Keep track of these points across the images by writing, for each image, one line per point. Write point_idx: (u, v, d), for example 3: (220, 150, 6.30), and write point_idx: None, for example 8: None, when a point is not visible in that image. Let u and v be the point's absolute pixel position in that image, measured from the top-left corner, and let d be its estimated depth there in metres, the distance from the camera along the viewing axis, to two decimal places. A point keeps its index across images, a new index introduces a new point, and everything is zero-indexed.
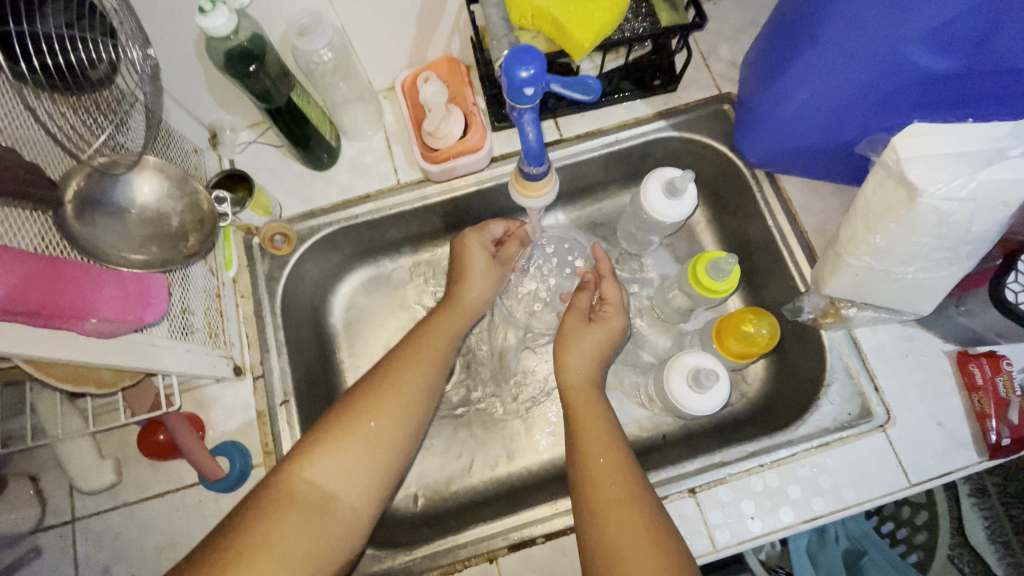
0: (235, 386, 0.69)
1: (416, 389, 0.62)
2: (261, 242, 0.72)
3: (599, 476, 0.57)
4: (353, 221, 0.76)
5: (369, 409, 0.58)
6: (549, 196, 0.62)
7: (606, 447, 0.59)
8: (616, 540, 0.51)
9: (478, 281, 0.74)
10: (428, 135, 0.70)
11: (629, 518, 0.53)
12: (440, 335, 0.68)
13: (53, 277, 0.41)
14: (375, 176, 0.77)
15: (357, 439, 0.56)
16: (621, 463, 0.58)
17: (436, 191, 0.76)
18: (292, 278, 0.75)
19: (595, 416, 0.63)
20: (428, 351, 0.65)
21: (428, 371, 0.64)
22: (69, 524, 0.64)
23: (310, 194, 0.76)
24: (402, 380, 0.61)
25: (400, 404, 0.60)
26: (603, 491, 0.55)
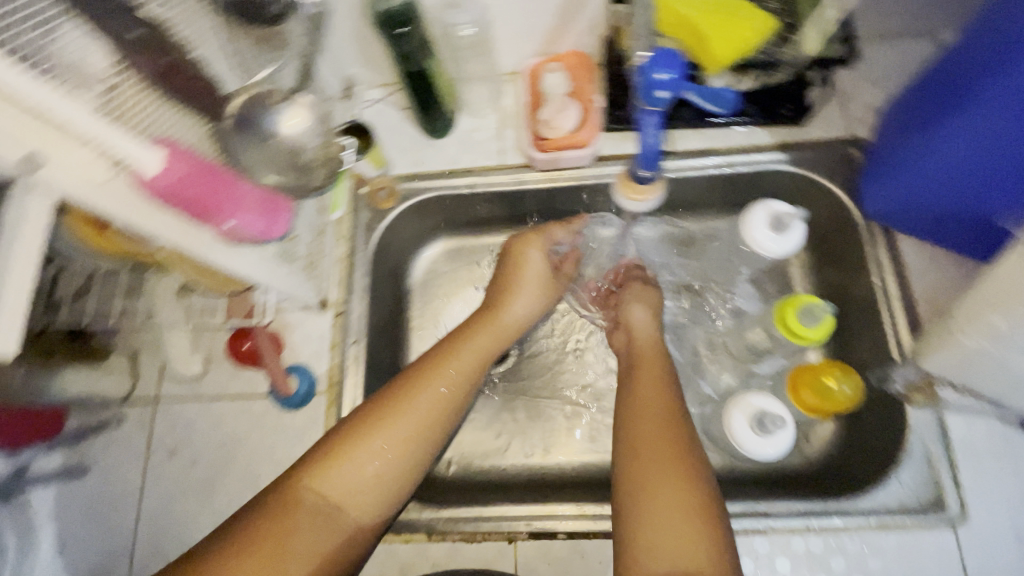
0: (316, 317, 0.74)
1: (430, 401, 0.61)
2: (369, 192, 0.78)
3: (646, 436, 0.58)
4: (451, 191, 0.79)
5: (379, 424, 0.57)
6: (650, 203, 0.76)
7: (662, 405, 0.61)
8: (648, 493, 0.53)
9: (524, 295, 0.75)
10: (542, 123, 0.73)
11: (665, 460, 0.55)
12: (472, 348, 0.68)
13: (210, 181, 0.45)
14: (481, 152, 0.79)
15: (365, 449, 0.55)
16: (672, 435, 0.58)
17: (535, 178, 0.77)
18: (386, 230, 0.79)
19: (654, 379, 0.65)
20: (453, 364, 0.65)
21: (447, 376, 0.63)
22: (153, 402, 0.72)
23: (419, 157, 0.80)
24: (419, 393, 0.61)
25: (410, 418, 0.59)
26: (648, 452, 0.56)
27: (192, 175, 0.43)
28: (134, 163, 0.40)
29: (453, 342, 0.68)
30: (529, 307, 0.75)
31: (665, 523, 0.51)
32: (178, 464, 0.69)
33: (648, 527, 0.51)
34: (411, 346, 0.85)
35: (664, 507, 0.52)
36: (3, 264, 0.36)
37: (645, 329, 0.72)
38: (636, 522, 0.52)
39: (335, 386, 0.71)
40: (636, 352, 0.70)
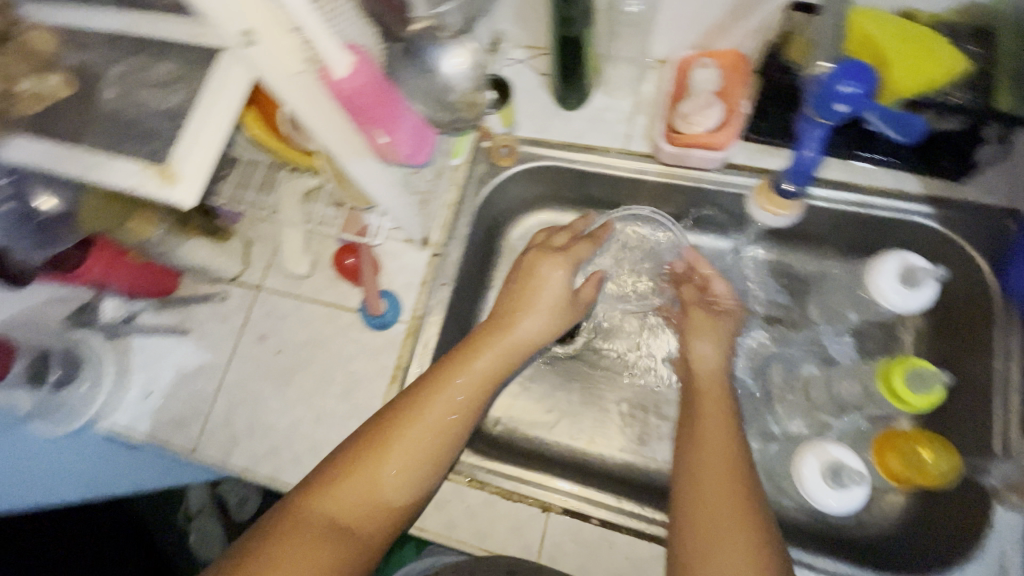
0: (415, 251, 0.77)
1: (435, 418, 0.59)
2: (491, 147, 0.79)
3: (709, 478, 0.55)
4: (568, 164, 0.79)
5: (385, 446, 0.56)
6: (782, 219, 0.73)
7: (727, 450, 0.58)
8: (712, 545, 0.50)
9: (539, 316, 0.68)
10: (681, 116, 0.71)
11: (727, 502, 0.53)
12: (484, 361, 0.64)
13: (381, 99, 0.45)
14: (608, 132, 0.79)
15: (372, 472, 0.55)
16: (735, 481, 0.55)
17: (655, 170, 0.76)
18: (497, 187, 0.81)
19: (719, 421, 0.61)
20: (462, 378, 0.62)
21: (455, 395, 0.61)
22: (256, 289, 0.78)
23: (546, 124, 0.80)
24: (427, 406, 0.59)
25: (416, 437, 0.58)
26: (709, 495, 0.54)
27: (371, 90, 0.43)
28: (326, 64, 0.40)
29: (453, 359, 0.64)
30: (541, 329, 0.68)
31: None
32: (265, 349, 0.76)
33: None
34: (488, 303, 0.87)
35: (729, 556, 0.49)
36: (201, 120, 0.38)
37: (710, 368, 0.69)
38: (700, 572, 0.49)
39: (417, 320, 0.75)
40: (694, 388, 0.67)
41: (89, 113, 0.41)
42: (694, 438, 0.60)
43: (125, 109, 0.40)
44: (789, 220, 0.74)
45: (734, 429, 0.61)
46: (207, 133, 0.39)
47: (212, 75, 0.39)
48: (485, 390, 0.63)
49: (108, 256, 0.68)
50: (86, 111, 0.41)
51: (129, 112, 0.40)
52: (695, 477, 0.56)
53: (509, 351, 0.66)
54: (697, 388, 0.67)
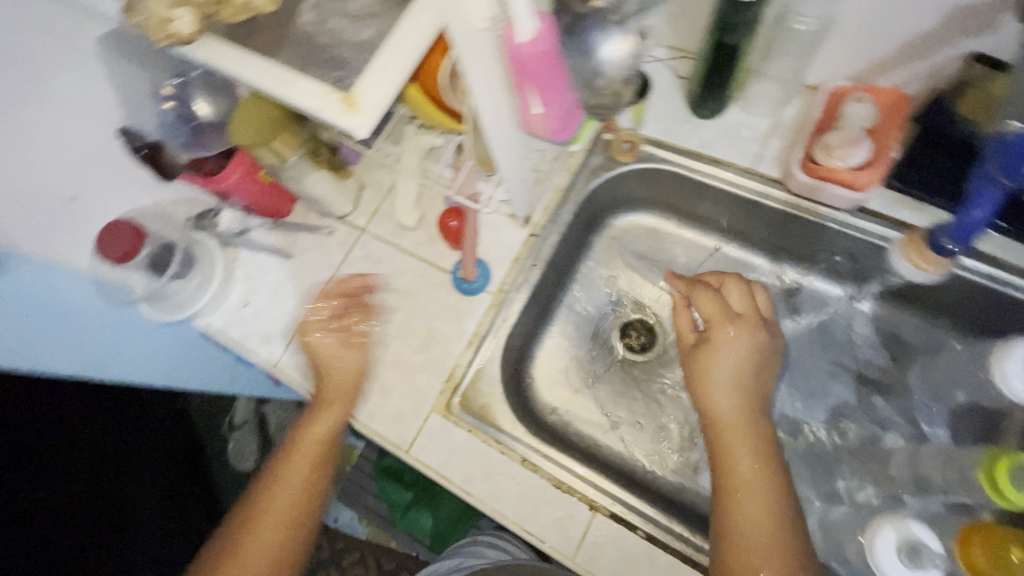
0: (514, 228, 0.78)
1: (281, 501, 0.68)
2: (613, 141, 0.77)
3: (750, 523, 0.56)
4: (688, 174, 0.77)
5: (240, 547, 0.65)
6: (928, 276, 0.68)
7: (761, 493, 0.58)
8: None
9: (345, 365, 0.72)
10: (824, 146, 0.67)
11: (768, 544, 0.55)
12: (310, 441, 0.71)
13: (542, 73, 0.44)
14: (737, 149, 0.76)
15: (243, 558, 0.64)
16: (771, 529, 0.56)
17: (781, 197, 0.73)
18: (608, 182, 0.80)
19: (744, 456, 0.60)
20: (291, 467, 0.70)
21: (297, 473, 0.70)
22: (361, 230, 0.82)
23: (674, 127, 0.77)
24: (273, 497, 0.68)
25: (268, 524, 0.66)
26: (749, 538, 0.55)
27: (554, 59, 0.44)
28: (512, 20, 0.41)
29: (283, 462, 0.71)
30: (328, 400, 0.74)
31: None
32: (357, 288, 0.80)
33: None
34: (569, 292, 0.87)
35: None
36: (389, 55, 0.40)
37: (733, 410, 0.63)
38: None
39: (504, 293, 0.76)
40: (715, 420, 0.63)
41: (285, 31, 0.43)
42: (724, 478, 0.60)
43: (318, 34, 0.42)
44: (936, 278, 0.69)
45: (772, 469, 0.60)
46: (392, 67, 0.40)
47: (408, 15, 0.40)
48: (316, 459, 0.71)
49: (245, 167, 0.71)
50: (281, 28, 0.43)
51: (321, 36, 0.42)
52: (731, 517, 0.57)
53: (342, 386, 0.72)
54: (714, 423, 0.63)
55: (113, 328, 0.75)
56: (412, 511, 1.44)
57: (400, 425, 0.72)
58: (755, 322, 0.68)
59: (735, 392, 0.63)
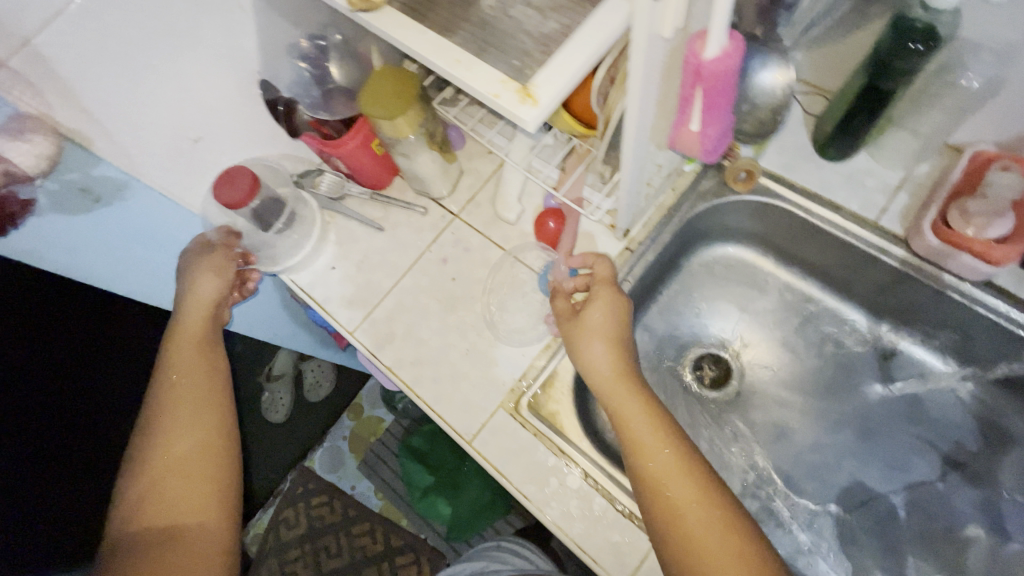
0: (610, 239, 0.77)
1: (190, 402, 0.64)
2: (727, 169, 0.74)
3: (661, 472, 0.53)
4: (802, 213, 0.73)
5: (156, 459, 0.60)
6: None
7: (655, 428, 0.55)
8: (687, 527, 0.50)
9: (195, 308, 0.70)
10: (962, 212, 0.63)
11: (681, 480, 0.52)
12: (192, 344, 0.68)
13: (717, 93, 0.43)
14: (860, 198, 0.72)
15: (166, 470, 0.60)
16: (684, 467, 0.53)
17: (900, 255, 0.69)
18: (713, 209, 0.78)
19: (636, 405, 0.57)
20: (179, 367, 0.66)
21: (182, 372, 0.65)
22: (454, 214, 0.82)
23: (794, 163, 0.75)
24: (171, 409, 0.63)
25: (185, 430, 0.62)
26: (667, 478, 0.52)
27: (732, 76, 0.42)
28: (706, 37, 0.39)
29: (165, 369, 0.66)
30: (212, 294, 0.71)
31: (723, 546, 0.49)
32: (441, 271, 0.80)
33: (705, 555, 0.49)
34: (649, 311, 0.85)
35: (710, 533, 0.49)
36: (574, 52, 0.39)
37: (608, 359, 0.60)
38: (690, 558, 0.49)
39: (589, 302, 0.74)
40: (598, 385, 0.59)
41: (467, 10, 0.43)
42: (624, 435, 0.56)
43: (501, 18, 0.42)
44: None
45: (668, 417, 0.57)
46: (573, 63, 0.39)
47: (598, 11, 0.39)
48: (207, 355, 0.68)
49: (364, 134, 0.73)
50: (466, 7, 0.43)
51: (504, 22, 0.42)
52: (642, 466, 0.54)
53: (198, 328, 0.69)
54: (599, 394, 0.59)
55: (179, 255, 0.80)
56: (432, 496, 1.44)
57: (467, 415, 0.72)
58: (608, 282, 0.66)
59: (614, 349, 0.61)
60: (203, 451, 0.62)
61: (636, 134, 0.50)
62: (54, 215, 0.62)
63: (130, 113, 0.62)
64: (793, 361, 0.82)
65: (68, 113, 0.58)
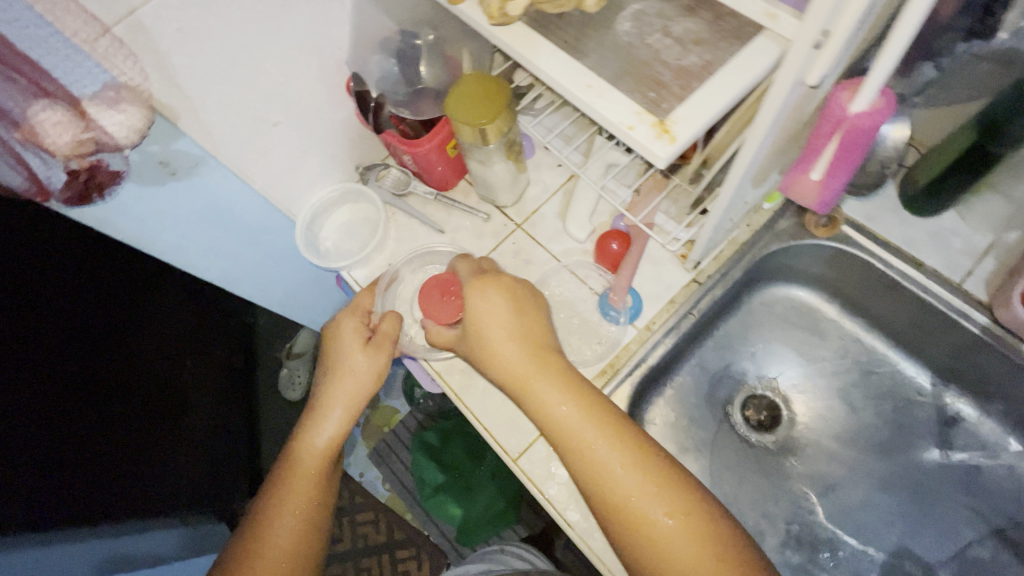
0: (677, 269, 0.75)
1: (317, 476, 0.64)
2: (807, 218, 0.74)
3: (601, 464, 0.51)
4: (881, 266, 0.71)
5: (272, 521, 0.61)
6: None
7: (582, 414, 0.53)
8: (640, 521, 0.49)
9: (347, 374, 0.68)
10: None
11: (622, 467, 0.51)
12: (340, 409, 0.67)
13: (850, 146, 0.48)
14: (945, 258, 0.70)
15: (273, 538, 0.60)
16: (622, 451, 0.52)
17: (984, 323, 0.67)
18: (785, 251, 0.76)
19: (554, 390, 0.54)
20: (325, 431, 0.66)
21: (323, 434, 0.66)
22: (518, 225, 0.81)
23: (877, 214, 0.73)
24: (303, 477, 0.63)
25: (303, 502, 0.62)
26: (609, 472, 0.51)
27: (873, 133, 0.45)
28: (858, 98, 0.43)
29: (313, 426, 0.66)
30: (369, 371, 0.69)
31: (680, 539, 0.48)
32: None
33: (663, 550, 0.48)
34: (705, 344, 0.82)
35: (658, 522, 0.49)
36: (719, 94, 0.37)
37: (515, 353, 0.56)
38: (652, 556, 0.48)
39: (650, 332, 0.73)
40: (511, 379, 0.56)
41: (603, 33, 0.42)
42: (555, 434, 0.54)
43: (640, 46, 0.41)
44: None
45: (577, 384, 0.56)
46: (716, 103, 0.37)
47: (749, 46, 0.38)
48: (346, 425, 0.67)
49: (441, 136, 0.73)
50: (602, 30, 0.42)
51: (641, 50, 0.41)
52: (583, 464, 0.52)
53: (348, 395, 0.68)
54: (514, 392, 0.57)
55: (239, 238, 0.81)
56: (443, 495, 1.43)
57: (514, 432, 0.71)
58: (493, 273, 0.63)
59: (521, 341, 0.57)
60: (302, 537, 0.61)
61: (743, 176, 0.48)
62: (133, 185, 0.61)
63: (220, 92, 0.61)
64: (847, 413, 0.79)
65: (163, 88, 0.56)
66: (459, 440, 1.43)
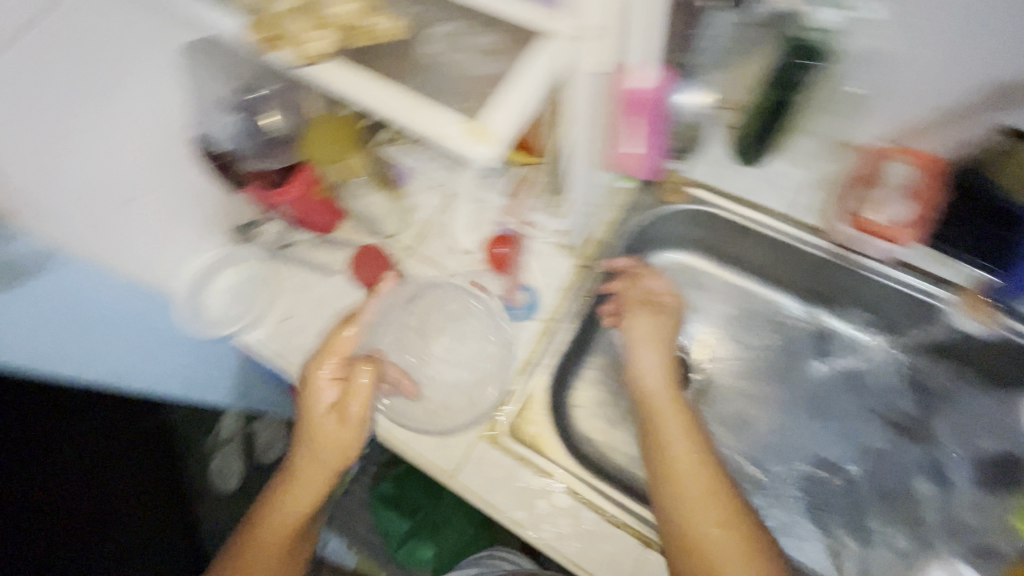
0: (566, 258, 0.79)
1: (283, 530, 0.65)
2: (662, 183, 0.81)
3: (686, 473, 0.59)
4: (734, 218, 0.80)
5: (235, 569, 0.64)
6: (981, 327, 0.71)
7: (705, 454, 0.61)
8: (696, 524, 0.56)
9: (324, 438, 0.65)
10: (866, 202, 0.73)
11: (699, 487, 0.58)
12: (316, 475, 0.65)
13: (644, 113, 0.57)
14: (781, 200, 0.80)
15: None
16: (701, 467, 0.60)
17: (823, 247, 0.77)
18: (653, 221, 0.83)
19: (680, 426, 0.63)
20: (299, 488, 0.65)
21: (300, 490, 0.65)
22: (408, 248, 0.82)
23: (720, 173, 0.82)
24: (267, 528, 0.65)
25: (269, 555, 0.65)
26: (679, 469, 0.60)
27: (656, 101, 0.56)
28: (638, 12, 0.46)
29: (288, 479, 0.66)
30: (347, 437, 0.64)
31: (733, 557, 0.55)
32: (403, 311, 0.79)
33: (710, 559, 0.55)
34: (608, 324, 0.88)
35: (718, 540, 0.56)
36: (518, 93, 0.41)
37: (660, 387, 0.68)
38: (693, 556, 0.55)
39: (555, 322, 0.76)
40: (645, 392, 0.68)
41: (410, 56, 0.45)
42: (663, 458, 0.62)
43: (446, 62, 0.44)
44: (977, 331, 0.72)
45: (699, 428, 0.64)
46: (520, 103, 0.41)
47: (540, 50, 0.43)
48: (322, 484, 0.66)
49: (306, 184, 0.73)
50: (410, 55, 0.45)
51: (450, 66, 0.44)
52: (668, 462, 0.61)
53: (322, 455, 0.65)
54: (648, 404, 0.67)
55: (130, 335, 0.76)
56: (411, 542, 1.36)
57: (446, 451, 0.71)
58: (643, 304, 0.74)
59: (665, 379, 0.68)
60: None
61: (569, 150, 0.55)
62: None
63: None
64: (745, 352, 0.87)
65: None
66: (416, 478, 1.40)
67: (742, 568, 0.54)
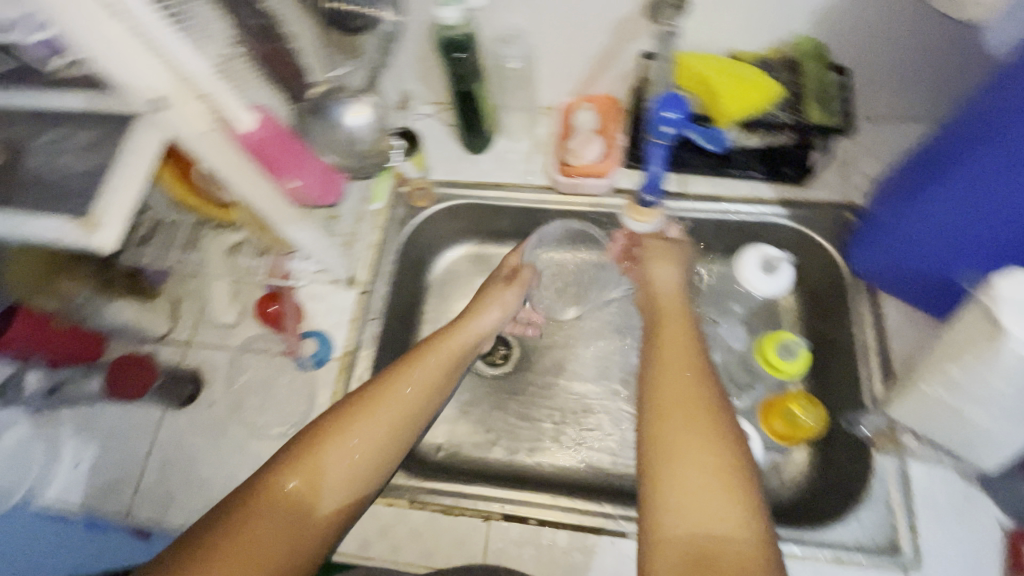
0: (342, 292, 0.81)
1: (383, 423, 0.60)
2: (408, 190, 0.87)
3: (668, 375, 0.56)
4: (481, 202, 0.88)
5: (340, 432, 0.58)
6: (651, 226, 0.81)
7: (683, 346, 0.60)
8: (671, 433, 0.51)
9: (461, 338, 0.73)
10: (569, 152, 0.84)
11: (682, 391, 0.54)
12: (430, 370, 0.67)
13: (281, 145, 0.60)
14: (512, 171, 0.88)
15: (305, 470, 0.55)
16: (697, 377, 0.56)
17: (554, 200, 0.87)
18: (417, 229, 0.89)
19: (678, 330, 0.63)
20: (408, 384, 0.65)
21: (405, 390, 0.64)
22: (185, 342, 0.80)
23: (455, 167, 0.89)
24: (362, 419, 0.60)
25: (370, 434, 0.59)
26: (680, 405, 0.53)
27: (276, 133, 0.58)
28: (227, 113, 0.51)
29: (393, 381, 0.65)
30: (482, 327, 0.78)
31: (700, 460, 0.49)
32: (198, 404, 0.76)
33: (675, 469, 0.49)
34: (420, 334, 0.91)
35: (690, 439, 0.50)
36: (121, 172, 0.46)
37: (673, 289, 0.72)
38: (666, 465, 0.49)
39: (349, 354, 0.78)
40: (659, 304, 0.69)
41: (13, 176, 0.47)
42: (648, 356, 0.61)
43: (48, 168, 0.47)
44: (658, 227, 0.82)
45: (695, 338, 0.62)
46: (131, 182, 0.46)
47: (132, 136, 0.47)
48: (429, 408, 0.66)
49: (32, 323, 0.69)
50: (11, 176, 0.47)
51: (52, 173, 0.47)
52: (654, 370, 0.58)
53: (438, 379, 0.67)
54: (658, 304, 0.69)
55: None
56: None
57: None
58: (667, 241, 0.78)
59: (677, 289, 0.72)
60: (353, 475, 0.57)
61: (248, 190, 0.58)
62: None
63: None
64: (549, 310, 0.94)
65: None
66: None
67: (714, 463, 0.48)
